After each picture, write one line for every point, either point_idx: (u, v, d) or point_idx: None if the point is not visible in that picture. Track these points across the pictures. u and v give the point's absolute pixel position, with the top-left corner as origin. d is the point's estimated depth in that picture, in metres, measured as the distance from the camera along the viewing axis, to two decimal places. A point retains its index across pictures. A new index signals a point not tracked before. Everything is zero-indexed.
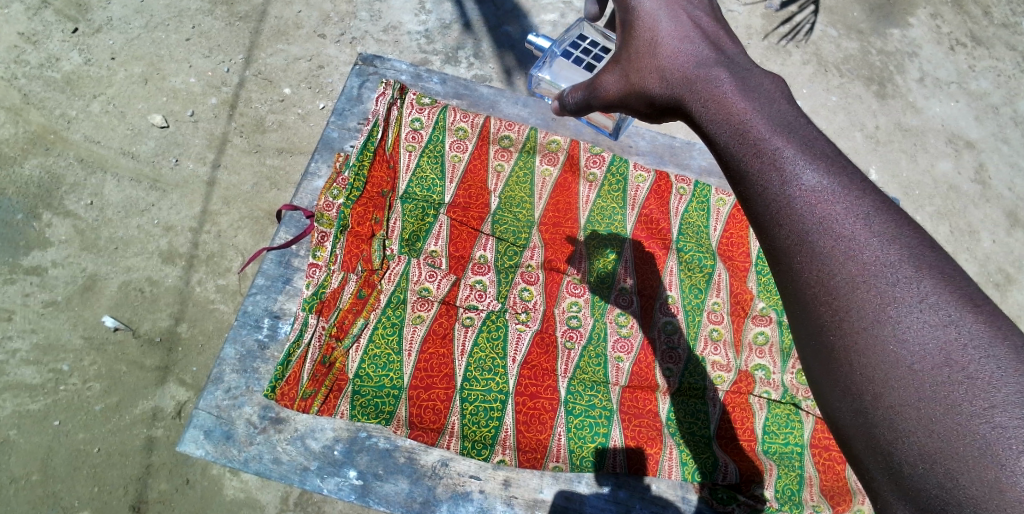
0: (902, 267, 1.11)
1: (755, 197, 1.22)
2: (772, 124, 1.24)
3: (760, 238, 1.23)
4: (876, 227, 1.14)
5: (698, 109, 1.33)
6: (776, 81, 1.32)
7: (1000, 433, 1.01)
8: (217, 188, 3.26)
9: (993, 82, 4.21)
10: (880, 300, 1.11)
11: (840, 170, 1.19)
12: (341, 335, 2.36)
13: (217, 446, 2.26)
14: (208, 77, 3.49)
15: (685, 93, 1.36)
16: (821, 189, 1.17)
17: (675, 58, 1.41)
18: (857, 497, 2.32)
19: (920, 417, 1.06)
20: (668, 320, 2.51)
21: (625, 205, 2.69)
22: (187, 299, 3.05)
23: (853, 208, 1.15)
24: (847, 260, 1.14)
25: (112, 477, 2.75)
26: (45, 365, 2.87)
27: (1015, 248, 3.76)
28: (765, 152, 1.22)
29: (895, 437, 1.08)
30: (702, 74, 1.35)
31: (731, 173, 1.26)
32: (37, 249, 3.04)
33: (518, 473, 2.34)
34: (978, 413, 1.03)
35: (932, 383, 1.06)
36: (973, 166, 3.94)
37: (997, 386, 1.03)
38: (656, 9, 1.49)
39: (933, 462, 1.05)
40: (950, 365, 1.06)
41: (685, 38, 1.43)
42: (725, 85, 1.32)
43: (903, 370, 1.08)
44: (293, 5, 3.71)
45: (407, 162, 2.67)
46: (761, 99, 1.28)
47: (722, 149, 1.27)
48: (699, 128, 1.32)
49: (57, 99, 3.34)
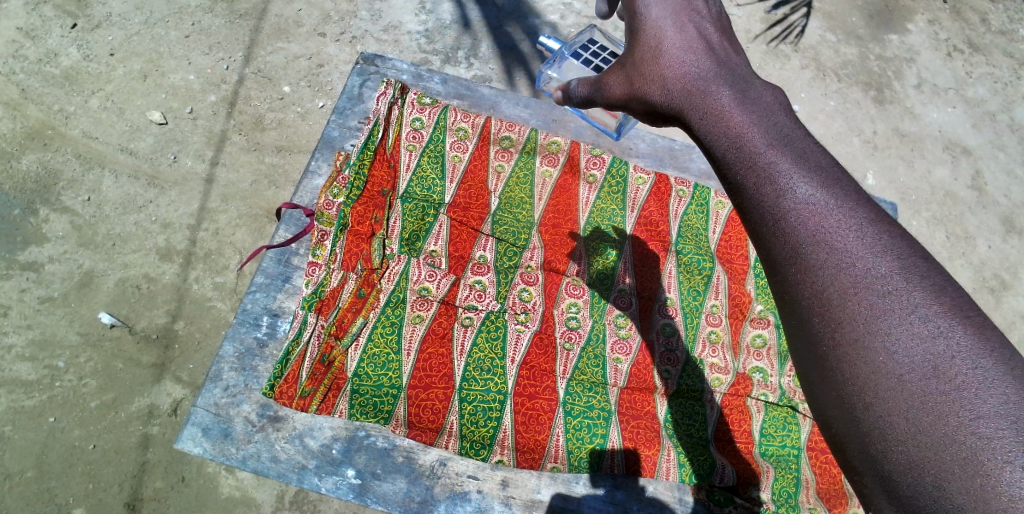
0: (892, 279, 1.12)
1: (751, 209, 1.23)
2: (769, 138, 1.25)
3: (757, 248, 1.24)
4: (869, 239, 1.15)
5: (699, 122, 1.34)
6: (774, 92, 1.33)
7: (986, 444, 1.02)
8: (215, 185, 3.26)
9: (990, 89, 4.24)
10: (871, 312, 1.12)
11: (834, 182, 1.19)
12: (340, 334, 2.35)
13: (214, 443, 2.25)
14: (208, 74, 3.49)
15: (686, 105, 1.37)
16: (814, 201, 1.18)
17: (679, 70, 1.41)
18: (853, 500, 2.34)
19: (909, 425, 1.07)
20: (667, 322, 2.52)
21: (625, 207, 2.70)
22: (184, 296, 3.05)
23: (845, 221, 1.16)
24: (838, 272, 1.14)
25: (107, 474, 2.74)
26: (40, 361, 2.86)
27: (1010, 254, 3.78)
28: (760, 166, 1.22)
29: (886, 445, 1.08)
30: (702, 87, 1.36)
31: (728, 184, 1.26)
32: (34, 244, 3.03)
33: (515, 473, 2.35)
34: (965, 423, 1.04)
35: (921, 394, 1.07)
36: (970, 173, 3.96)
37: (984, 398, 1.04)
38: (663, 17, 1.48)
39: (923, 470, 1.05)
40: (938, 376, 1.06)
41: (688, 48, 1.43)
42: (725, 99, 1.32)
43: (893, 380, 1.09)
44: (294, 4, 3.71)
45: (407, 161, 2.67)
46: (759, 112, 1.29)
47: (720, 162, 1.28)
48: (699, 140, 1.33)
49: (56, 94, 3.33)
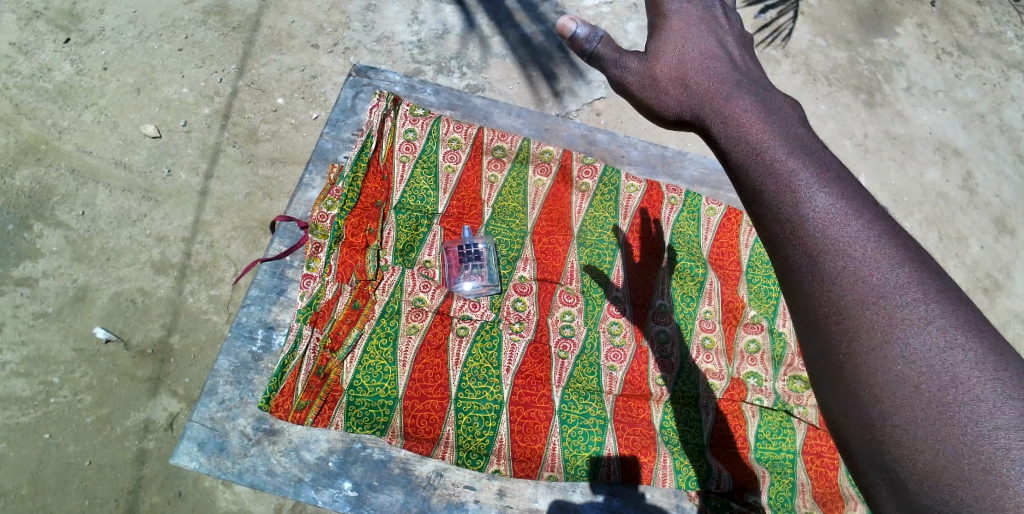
0: (910, 289, 1.16)
1: (769, 217, 1.26)
2: (789, 148, 1.30)
3: (772, 255, 1.27)
4: (886, 250, 1.19)
5: (717, 126, 1.38)
6: (793, 104, 1.40)
7: (1004, 453, 1.06)
8: (210, 198, 3.26)
9: (980, 90, 4.27)
10: (889, 321, 1.15)
11: (853, 195, 1.24)
12: (335, 346, 2.34)
13: (211, 457, 2.22)
14: (201, 87, 3.50)
15: (703, 111, 1.41)
16: (833, 212, 1.23)
17: (702, 72, 1.45)
18: (849, 503, 2.34)
19: (926, 434, 1.10)
20: (661, 328, 2.56)
21: (617, 215, 2.72)
22: (179, 309, 3.05)
23: (863, 232, 1.21)
24: (857, 281, 1.18)
25: (102, 489, 2.73)
26: (35, 376, 2.84)
27: (1002, 255, 3.81)
28: (779, 174, 1.27)
29: (903, 454, 1.12)
30: (723, 95, 1.41)
31: (746, 192, 1.31)
32: (28, 259, 3.02)
33: (513, 482, 2.32)
34: (983, 434, 1.08)
35: (938, 404, 1.10)
36: (961, 174, 3.99)
37: (1001, 409, 1.08)
38: (689, 25, 1.50)
39: (940, 479, 1.09)
40: (956, 386, 1.10)
41: (711, 56, 1.47)
42: (746, 107, 1.38)
43: (909, 388, 1.12)
44: (287, 16, 3.73)
45: (400, 172, 2.68)
46: (779, 125, 1.34)
47: (739, 167, 1.32)
48: (716, 146, 1.38)
49: (49, 109, 3.32)
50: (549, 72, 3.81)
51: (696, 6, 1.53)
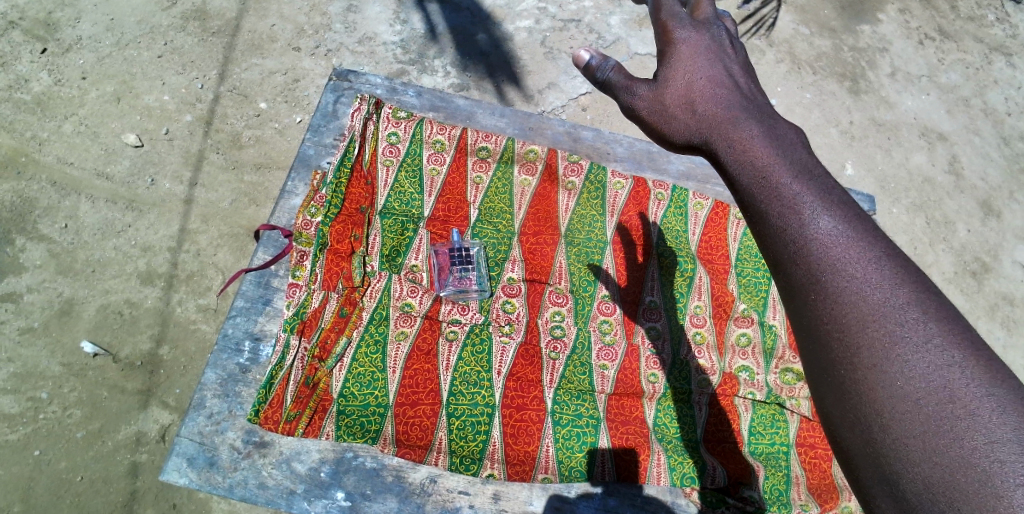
0: (910, 309, 1.15)
1: (773, 237, 1.25)
2: (793, 171, 1.29)
3: (777, 277, 1.25)
4: (887, 273, 1.18)
5: (724, 149, 1.36)
6: (796, 130, 1.37)
7: (999, 466, 1.04)
8: (195, 206, 3.23)
9: (962, 74, 4.29)
10: (890, 339, 1.14)
11: (856, 218, 1.23)
12: (323, 355, 2.30)
13: (200, 473, 2.19)
14: (182, 94, 3.46)
15: (711, 135, 1.39)
16: (835, 234, 1.21)
17: (709, 98, 1.43)
18: (844, 494, 2.35)
19: (925, 448, 1.08)
20: (651, 325, 2.55)
21: (605, 212, 2.72)
22: (168, 319, 3.02)
23: (865, 254, 1.19)
24: (859, 300, 1.17)
25: (96, 504, 2.70)
26: (22, 393, 2.80)
27: (989, 237, 3.83)
28: (784, 195, 1.26)
29: (903, 467, 1.09)
30: (728, 119, 1.39)
31: (750, 213, 1.29)
32: (12, 274, 2.98)
33: (506, 486, 2.30)
34: (978, 447, 1.06)
35: (936, 418, 1.09)
36: (947, 158, 4.00)
37: (997, 424, 1.06)
38: (696, 53, 1.48)
39: (936, 491, 1.07)
40: (953, 401, 1.09)
41: (717, 82, 1.45)
42: (752, 132, 1.36)
43: (909, 404, 1.11)
44: (267, 19, 3.70)
45: (385, 178, 2.66)
46: (782, 147, 1.33)
47: (741, 188, 1.31)
48: (722, 168, 1.36)
49: (28, 120, 3.27)
50: (531, 68, 3.80)
51: (704, 36, 1.51)
